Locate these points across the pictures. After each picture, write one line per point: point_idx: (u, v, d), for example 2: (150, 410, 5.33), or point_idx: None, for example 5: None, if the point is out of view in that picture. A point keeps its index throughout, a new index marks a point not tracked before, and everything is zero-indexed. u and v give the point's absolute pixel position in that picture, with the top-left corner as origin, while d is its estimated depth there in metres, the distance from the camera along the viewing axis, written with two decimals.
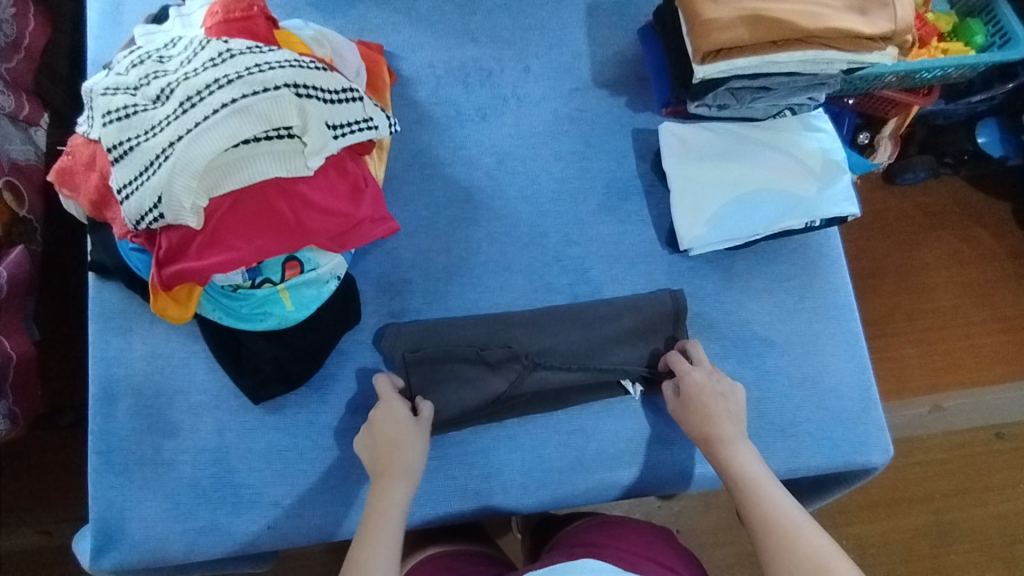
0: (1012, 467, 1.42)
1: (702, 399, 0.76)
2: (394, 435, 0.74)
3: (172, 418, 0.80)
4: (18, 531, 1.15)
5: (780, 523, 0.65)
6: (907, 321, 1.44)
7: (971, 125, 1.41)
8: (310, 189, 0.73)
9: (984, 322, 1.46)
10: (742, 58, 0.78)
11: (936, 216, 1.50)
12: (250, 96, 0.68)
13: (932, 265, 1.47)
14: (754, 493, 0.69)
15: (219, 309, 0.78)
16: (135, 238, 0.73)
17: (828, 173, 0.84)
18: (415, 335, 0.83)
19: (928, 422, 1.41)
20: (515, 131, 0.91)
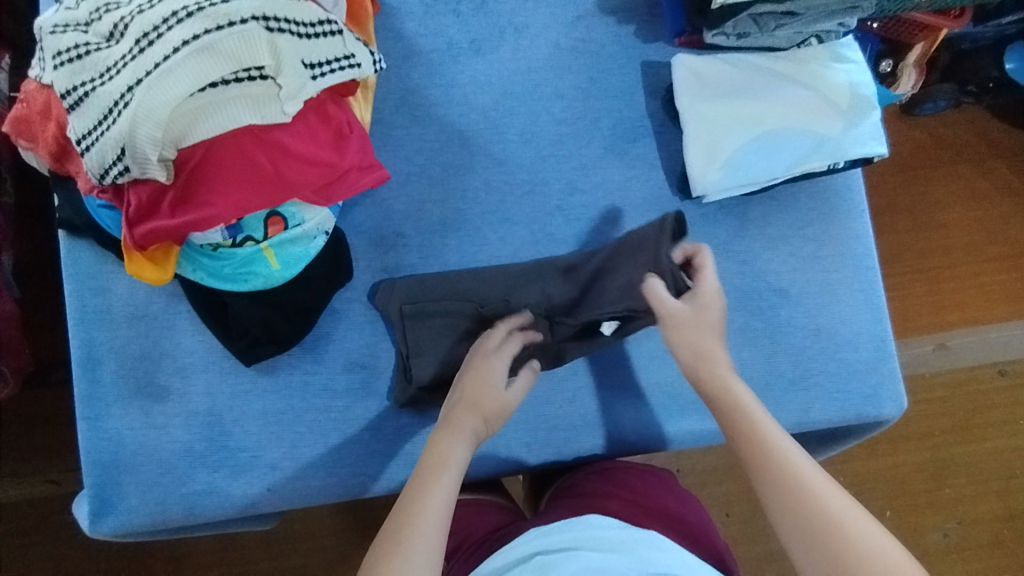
0: (1012, 404, 1.41)
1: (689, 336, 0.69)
2: (486, 388, 0.69)
3: (161, 382, 0.77)
4: (22, 482, 1.14)
5: (770, 455, 0.61)
6: (917, 260, 1.40)
7: (1000, 48, 1.32)
8: (288, 136, 0.66)
9: (995, 259, 1.42)
10: None
11: (953, 148, 1.43)
12: (215, 32, 0.61)
13: (946, 202, 1.42)
14: (754, 435, 0.62)
15: (200, 269, 0.72)
16: (102, 194, 0.67)
17: (857, 108, 0.77)
18: (415, 288, 0.78)
19: (933, 359, 1.39)
20: (512, 66, 0.82)
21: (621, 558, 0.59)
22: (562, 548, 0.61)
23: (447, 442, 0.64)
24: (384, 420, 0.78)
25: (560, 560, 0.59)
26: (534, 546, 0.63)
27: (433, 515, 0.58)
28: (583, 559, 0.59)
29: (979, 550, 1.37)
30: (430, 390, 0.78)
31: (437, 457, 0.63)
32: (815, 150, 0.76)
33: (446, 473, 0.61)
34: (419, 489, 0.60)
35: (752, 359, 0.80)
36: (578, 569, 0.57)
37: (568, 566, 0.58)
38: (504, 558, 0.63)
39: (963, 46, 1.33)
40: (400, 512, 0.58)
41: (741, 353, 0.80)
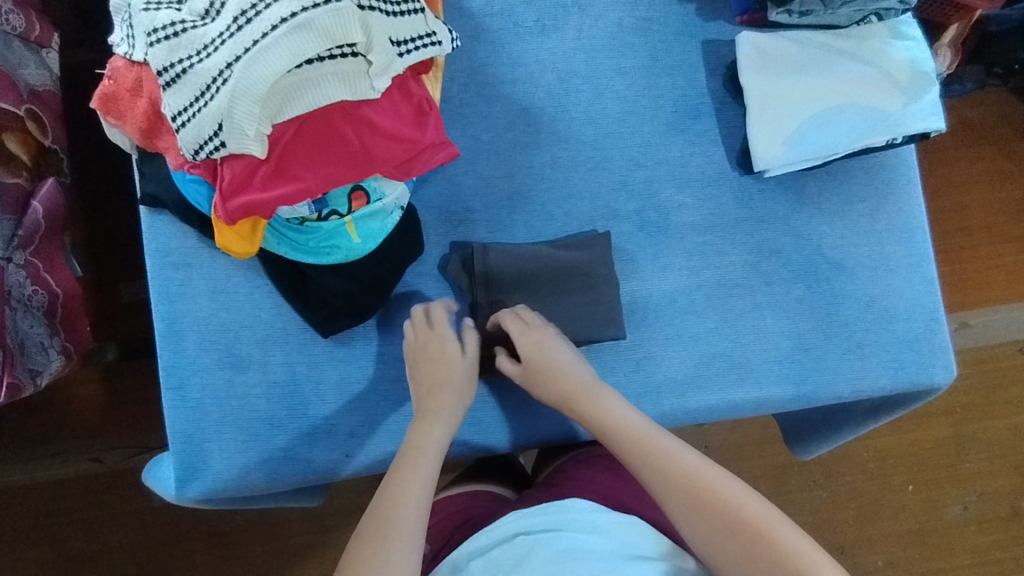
0: None
1: (552, 378, 0.75)
2: (454, 373, 0.76)
3: (242, 352, 0.79)
4: (70, 460, 1.20)
5: (649, 447, 0.68)
6: (941, 239, 1.44)
7: None
8: (377, 112, 0.68)
9: (1017, 240, 1.45)
10: None
11: (979, 130, 1.46)
12: (311, 9, 0.62)
13: (971, 182, 1.45)
14: (627, 440, 0.69)
15: (285, 243, 0.75)
16: (192, 169, 0.69)
17: (915, 85, 0.79)
18: (496, 263, 0.81)
19: (957, 337, 1.43)
20: (576, 45, 0.84)
21: (602, 541, 0.64)
22: (546, 530, 0.65)
23: (428, 429, 0.72)
24: None
25: (544, 541, 0.63)
26: (517, 524, 0.66)
27: (415, 499, 0.65)
28: (565, 540, 0.63)
29: (996, 522, 1.42)
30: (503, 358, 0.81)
31: (414, 448, 0.71)
32: (874, 127, 0.79)
33: (426, 459, 0.69)
34: (400, 477, 0.67)
35: (809, 330, 0.83)
36: (562, 549, 0.62)
37: (552, 546, 0.63)
38: (486, 538, 0.67)
39: (990, 28, 1.35)
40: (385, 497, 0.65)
41: (796, 323, 0.83)
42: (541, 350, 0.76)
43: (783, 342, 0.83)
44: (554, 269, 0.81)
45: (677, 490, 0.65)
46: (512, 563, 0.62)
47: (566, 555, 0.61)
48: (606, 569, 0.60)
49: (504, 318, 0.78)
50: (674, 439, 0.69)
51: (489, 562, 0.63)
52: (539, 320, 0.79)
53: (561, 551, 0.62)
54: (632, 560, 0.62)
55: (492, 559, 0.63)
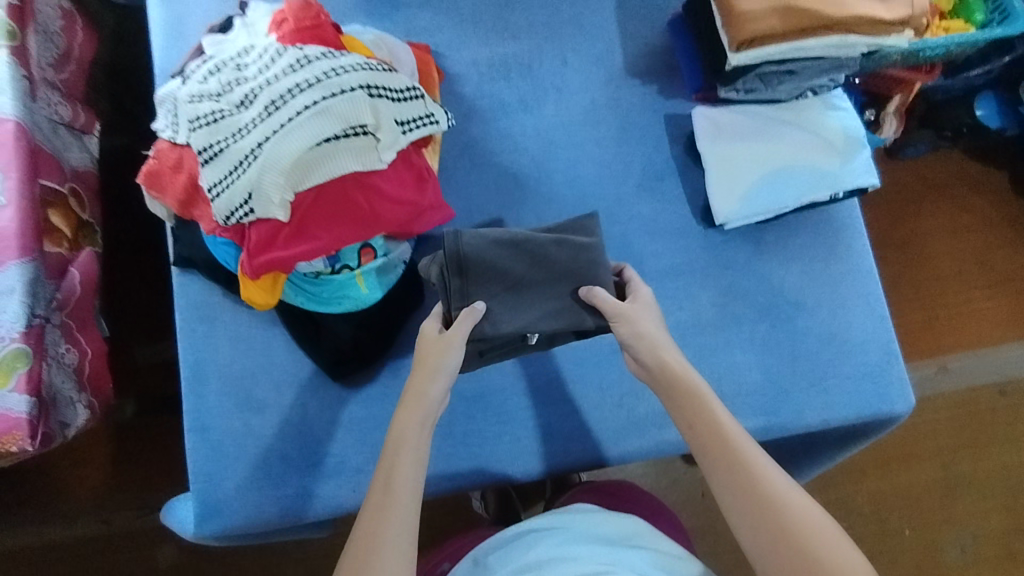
0: (1014, 420, 1.53)
1: (637, 327, 0.76)
2: (439, 355, 0.75)
3: (259, 396, 0.87)
4: (82, 520, 1.24)
5: (731, 448, 0.67)
6: (911, 289, 1.57)
7: (970, 98, 1.53)
8: (383, 180, 0.79)
9: (983, 286, 1.59)
10: (775, 46, 0.78)
11: (937, 187, 1.63)
12: (330, 98, 0.74)
13: (934, 235, 1.61)
14: (712, 435, 0.69)
15: (302, 294, 0.84)
16: (223, 232, 0.80)
17: (850, 148, 0.91)
18: (471, 244, 0.82)
19: (935, 381, 1.53)
20: (556, 120, 0.97)
21: (598, 533, 0.71)
22: (547, 527, 0.72)
23: (423, 390, 0.72)
24: (455, 423, 0.90)
25: (548, 533, 0.70)
26: (523, 524, 0.73)
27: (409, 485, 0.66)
28: (565, 533, 0.70)
29: (993, 563, 1.45)
30: (489, 357, 0.85)
31: (404, 442, 0.69)
32: (818, 183, 0.90)
33: (416, 436, 0.70)
34: (395, 463, 0.68)
35: (776, 364, 0.91)
36: (562, 540, 0.69)
37: (555, 536, 0.70)
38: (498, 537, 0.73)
39: (937, 97, 1.53)
40: (381, 487, 0.66)
41: (765, 359, 0.91)
42: (631, 315, 0.77)
43: (755, 375, 0.91)
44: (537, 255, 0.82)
45: (748, 496, 0.65)
46: (520, 551, 0.69)
47: (568, 541, 0.68)
48: (601, 551, 0.66)
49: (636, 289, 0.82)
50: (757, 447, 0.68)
51: (501, 554, 0.70)
52: (639, 289, 0.82)
53: (562, 541, 0.69)
54: (627, 547, 0.69)
55: (504, 551, 0.70)
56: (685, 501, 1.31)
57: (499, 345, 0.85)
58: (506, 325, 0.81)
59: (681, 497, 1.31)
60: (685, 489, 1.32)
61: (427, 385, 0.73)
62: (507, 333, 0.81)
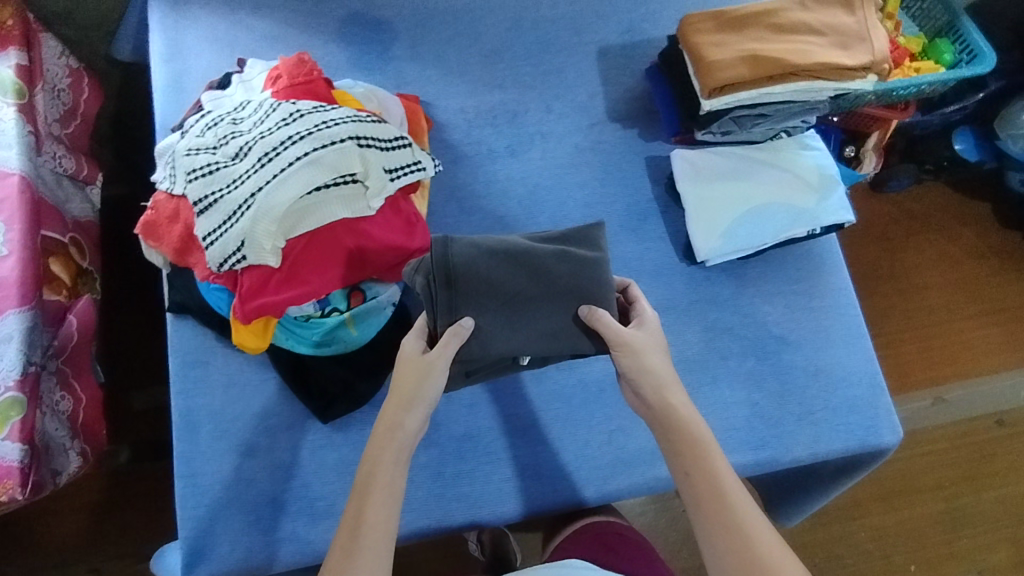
0: (1013, 451, 1.53)
1: (637, 359, 0.76)
2: (424, 385, 0.76)
3: (250, 439, 0.88)
4: (71, 570, 1.22)
5: (726, 503, 0.70)
6: (903, 319, 1.59)
7: (948, 133, 1.60)
8: (371, 225, 0.82)
9: (975, 317, 1.61)
10: (744, 92, 0.81)
11: (923, 220, 1.67)
12: (320, 149, 0.78)
13: (923, 266, 1.63)
14: (712, 490, 0.71)
15: (292, 337, 0.86)
16: (216, 278, 0.82)
17: (825, 186, 0.94)
18: (461, 255, 0.78)
19: (933, 412, 1.53)
20: (541, 164, 1.01)
21: None
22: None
23: (400, 420, 0.75)
24: (445, 464, 0.90)
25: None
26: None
27: (378, 521, 0.71)
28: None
29: None
30: (472, 377, 0.83)
31: (376, 479, 0.73)
32: (796, 221, 0.93)
33: (391, 469, 0.74)
34: (372, 499, 0.72)
35: (763, 399, 0.92)
36: None
37: None
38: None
39: (915, 133, 1.62)
40: (353, 517, 0.72)
41: (752, 394, 0.92)
42: (637, 350, 0.77)
43: (743, 410, 0.91)
44: (534, 271, 0.78)
45: (730, 551, 0.68)
46: None
47: None
48: None
49: (643, 319, 0.80)
50: (751, 505, 0.71)
51: None
52: (646, 320, 0.80)
53: None
54: None
55: None
56: (684, 540, 1.30)
57: (484, 364, 0.82)
58: (495, 344, 0.78)
59: (679, 537, 1.30)
60: (685, 528, 1.30)
61: (402, 417, 0.75)
62: (498, 355, 0.79)
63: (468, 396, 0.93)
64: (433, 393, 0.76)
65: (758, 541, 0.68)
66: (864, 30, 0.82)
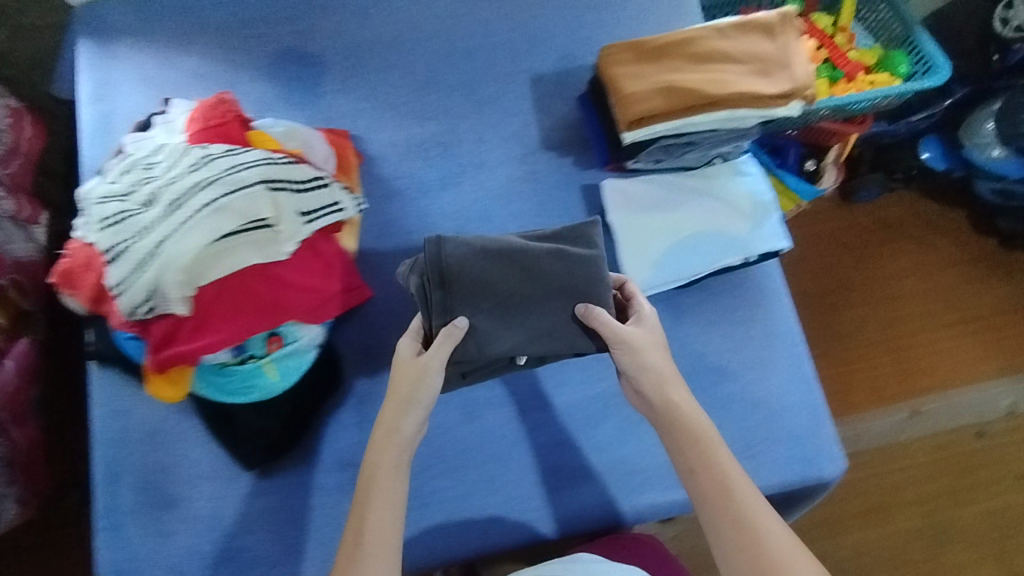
0: (994, 463, 1.50)
1: (635, 356, 0.77)
2: (420, 389, 0.76)
3: (174, 490, 0.86)
4: None
5: (733, 497, 0.69)
6: (878, 330, 1.56)
7: (915, 141, 1.57)
8: (285, 269, 0.81)
9: (953, 326, 1.57)
10: (664, 123, 0.80)
11: (896, 228, 1.64)
12: (228, 195, 0.76)
13: (897, 276, 1.61)
14: (720, 486, 0.70)
15: (210, 385, 0.83)
16: (131, 328, 0.80)
17: (757, 214, 0.93)
18: (454, 255, 0.80)
19: (912, 426, 1.49)
20: (474, 196, 0.99)
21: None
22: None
23: (398, 423, 0.75)
24: None
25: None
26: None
27: (377, 527, 0.70)
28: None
29: None
30: (471, 378, 0.84)
31: (377, 485, 0.73)
32: (728, 249, 0.91)
33: (391, 472, 0.74)
34: (371, 504, 0.72)
35: None
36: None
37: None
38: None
39: (883, 141, 1.58)
40: (354, 523, 0.71)
41: None
42: (634, 345, 0.77)
43: None
44: (527, 270, 0.80)
45: (741, 545, 0.66)
46: None
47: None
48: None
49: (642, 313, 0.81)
50: (760, 498, 0.70)
51: None
52: (643, 314, 0.81)
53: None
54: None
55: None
56: None
57: (481, 365, 0.84)
58: (490, 345, 0.80)
59: None
60: None
61: (400, 420, 0.76)
62: (496, 354, 0.80)
63: None
64: (430, 396, 0.77)
65: (770, 534, 0.66)
66: (784, 57, 0.81)
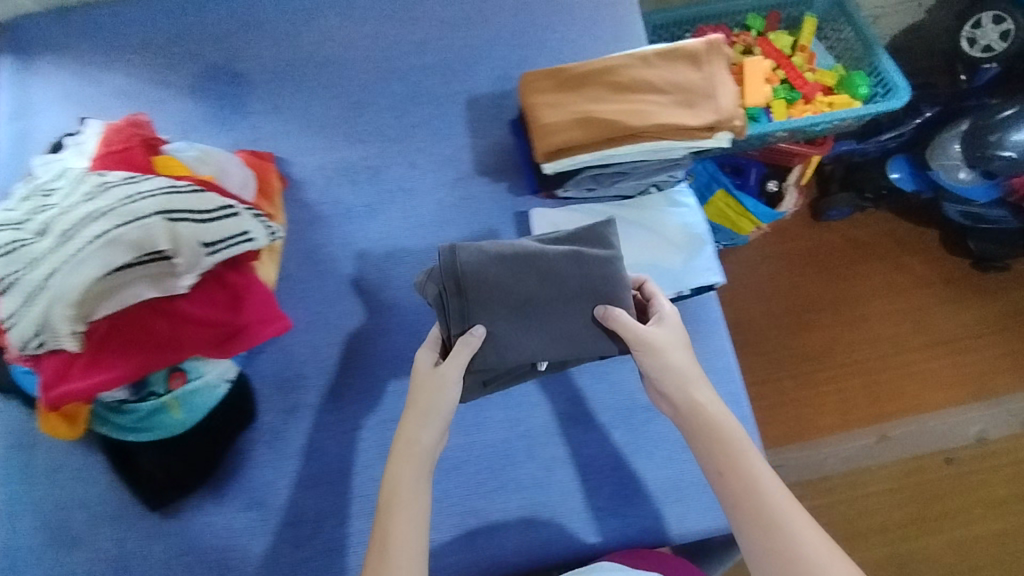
0: (965, 491, 1.43)
1: (658, 360, 0.74)
2: (438, 395, 0.73)
3: (74, 530, 0.82)
4: None
5: (767, 501, 0.64)
6: (845, 352, 1.51)
7: (884, 161, 1.51)
8: (186, 303, 0.78)
9: (923, 349, 1.53)
10: (582, 155, 0.78)
11: (865, 248, 1.61)
12: (122, 226, 0.72)
13: (866, 297, 1.57)
14: (753, 491, 0.65)
15: (109, 424, 0.80)
16: (25, 360, 0.75)
17: (690, 246, 0.90)
18: (468, 261, 0.79)
19: (878, 451, 1.44)
20: (402, 223, 0.96)
21: None
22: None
23: (419, 429, 0.72)
24: (282, 555, 0.82)
25: None
26: None
27: (404, 539, 0.65)
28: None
29: None
30: (494, 384, 0.84)
31: (401, 496, 0.68)
32: (661, 282, 0.88)
33: (411, 480, 0.69)
34: (391, 515, 0.67)
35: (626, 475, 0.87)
36: None
37: None
38: None
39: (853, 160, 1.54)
40: (379, 536, 0.66)
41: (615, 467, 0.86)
42: (655, 348, 0.74)
43: (607, 487, 0.87)
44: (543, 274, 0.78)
45: (781, 554, 0.61)
46: None
47: None
48: None
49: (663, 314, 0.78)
50: (794, 501, 0.65)
51: None
52: (663, 316, 0.78)
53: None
54: None
55: None
56: None
57: (500, 370, 0.84)
58: (510, 351, 0.79)
59: None
60: None
61: (419, 431, 0.71)
62: (519, 360, 0.80)
63: (311, 477, 0.85)
64: (451, 403, 0.74)
65: (809, 540, 0.61)
66: (709, 88, 0.79)
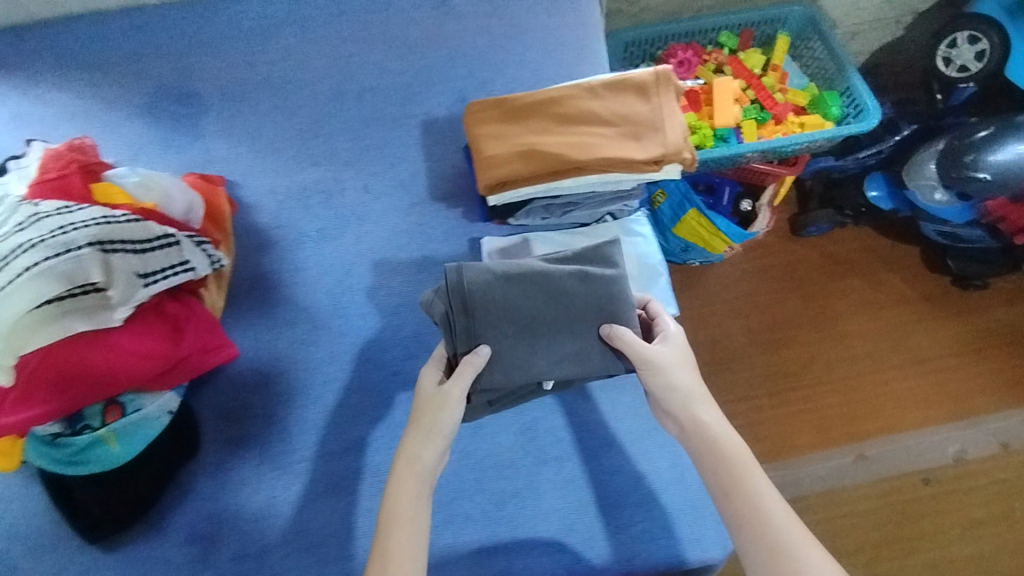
0: (944, 514, 1.33)
1: (663, 379, 0.72)
2: (442, 413, 0.71)
3: (12, 564, 0.80)
4: None
5: (767, 522, 0.62)
6: (823, 370, 1.45)
7: (862, 178, 1.47)
8: (122, 335, 0.76)
9: (903, 367, 1.45)
10: (526, 188, 0.82)
11: (844, 265, 1.56)
12: (53, 258, 0.71)
13: (845, 314, 1.51)
14: (755, 510, 0.63)
15: (42, 455, 0.77)
16: None
17: (644, 278, 0.89)
18: (475, 282, 0.78)
19: (854, 472, 1.35)
20: (354, 249, 0.94)
21: None
22: None
23: (422, 446, 0.69)
24: None
25: None
26: None
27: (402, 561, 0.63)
28: None
29: None
30: (501, 405, 0.81)
31: (399, 514, 0.66)
32: None
33: (409, 499, 0.67)
34: (391, 535, 0.64)
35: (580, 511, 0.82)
36: None
37: None
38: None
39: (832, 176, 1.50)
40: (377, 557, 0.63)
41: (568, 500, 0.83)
42: (663, 367, 0.73)
43: (560, 523, 0.82)
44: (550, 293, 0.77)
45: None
46: None
47: None
48: None
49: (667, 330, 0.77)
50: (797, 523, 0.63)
51: None
52: (667, 333, 0.77)
53: None
54: None
55: None
56: None
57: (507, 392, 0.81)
58: (517, 371, 0.77)
59: None
60: None
61: (421, 448, 0.69)
62: (528, 379, 0.77)
63: (255, 508, 0.82)
64: (453, 423, 0.71)
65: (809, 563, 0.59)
66: (657, 120, 0.81)
